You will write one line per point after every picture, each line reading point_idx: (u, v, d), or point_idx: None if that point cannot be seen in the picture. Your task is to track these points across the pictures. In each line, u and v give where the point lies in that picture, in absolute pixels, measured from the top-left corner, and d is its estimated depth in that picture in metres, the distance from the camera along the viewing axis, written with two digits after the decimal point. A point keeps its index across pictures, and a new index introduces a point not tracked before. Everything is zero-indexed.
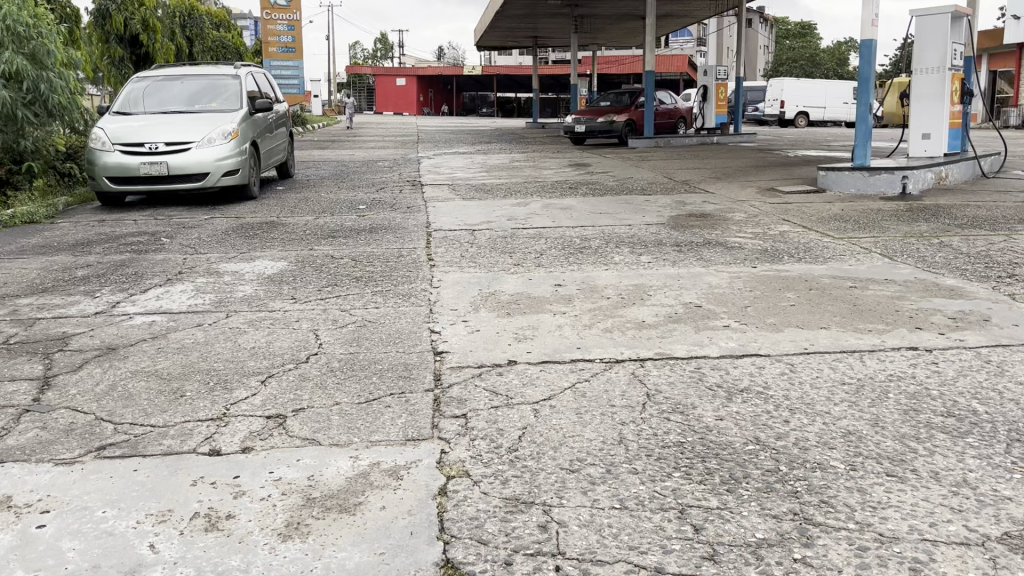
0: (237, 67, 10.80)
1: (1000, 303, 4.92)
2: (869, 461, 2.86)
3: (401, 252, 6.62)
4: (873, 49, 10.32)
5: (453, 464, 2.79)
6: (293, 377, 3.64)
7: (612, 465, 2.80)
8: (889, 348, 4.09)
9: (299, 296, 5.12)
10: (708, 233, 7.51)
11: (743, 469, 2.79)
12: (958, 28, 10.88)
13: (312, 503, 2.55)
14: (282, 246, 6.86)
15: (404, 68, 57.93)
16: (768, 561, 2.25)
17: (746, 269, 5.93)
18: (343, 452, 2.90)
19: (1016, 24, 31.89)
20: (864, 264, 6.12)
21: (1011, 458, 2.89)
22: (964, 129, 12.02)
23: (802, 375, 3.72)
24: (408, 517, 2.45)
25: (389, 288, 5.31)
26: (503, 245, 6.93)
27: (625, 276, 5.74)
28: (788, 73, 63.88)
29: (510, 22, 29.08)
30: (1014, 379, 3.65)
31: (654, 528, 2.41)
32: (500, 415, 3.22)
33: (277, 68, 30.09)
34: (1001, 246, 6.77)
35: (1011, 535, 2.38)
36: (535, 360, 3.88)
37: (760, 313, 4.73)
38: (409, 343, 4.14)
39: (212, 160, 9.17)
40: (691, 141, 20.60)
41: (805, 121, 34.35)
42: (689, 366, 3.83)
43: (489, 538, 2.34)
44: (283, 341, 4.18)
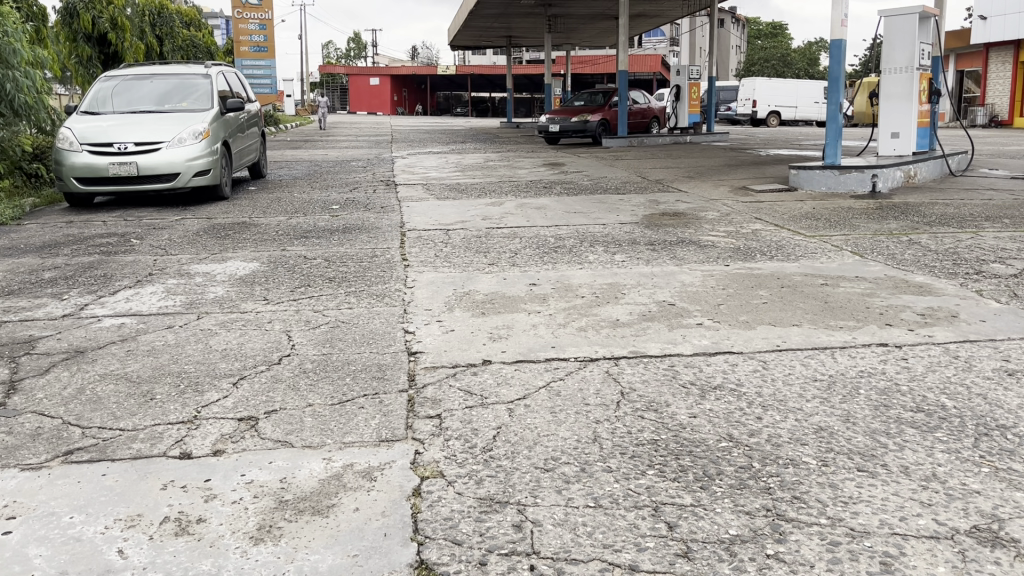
0: (207, 66, 10.69)
1: (967, 300, 5.00)
2: (840, 457, 2.89)
3: (374, 252, 6.60)
4: (842, 49, 10.43)
5: (427, 464, 2.78)
6: (265, 380, 3.60)
7: (587, 464, 2.81)
8: (860, 344, 4.14)
9: (271, 297, 5.08)
10: (682, 232, 7.56)
11: (716, 466, 2.81)
12: (925, 28, 11.03)
13: (285, 506, 2.52)
14: (253, 247, 6.79)
15: (378, 68, 57.74)
16: (741, 557, 2.26)
17: (719, 268, 5.96)
18: (316, 454, 2.88)
19: (983, 24, 32.41)
20: (835, 262, 6.18)
21: (979, 451, 2.93)
22: (932, 128, 12.19)
23: (774, 372, 3.75)
24: (382, 518, 2.44)
25: (363, 289, 5.28)
26: (478, 245, 6.91)
27: (599, 275, 5.76)
28: (759, 74, 64.45)
29: (482, 22, 29.05)
30: (981, 374, 3.70)
31: (629, 526, 2.41)
32: (474, 415, 3.21)
33: (249, 67, 29.92)
34: (969, 243, 6.87)
35: (979, 528, 2.41)
36: (509, 360, 3.87)
37: (732, 311, 4.76)
38: (384, 344, 4.12)
39: (183, 160, 9.07)
40: (665, 140, 20.70)
41: (777, 120, 34.69)
42: (663, 364, 3.84)
43: (464, 538, 2.33)
44: (254, 343, 4.14)
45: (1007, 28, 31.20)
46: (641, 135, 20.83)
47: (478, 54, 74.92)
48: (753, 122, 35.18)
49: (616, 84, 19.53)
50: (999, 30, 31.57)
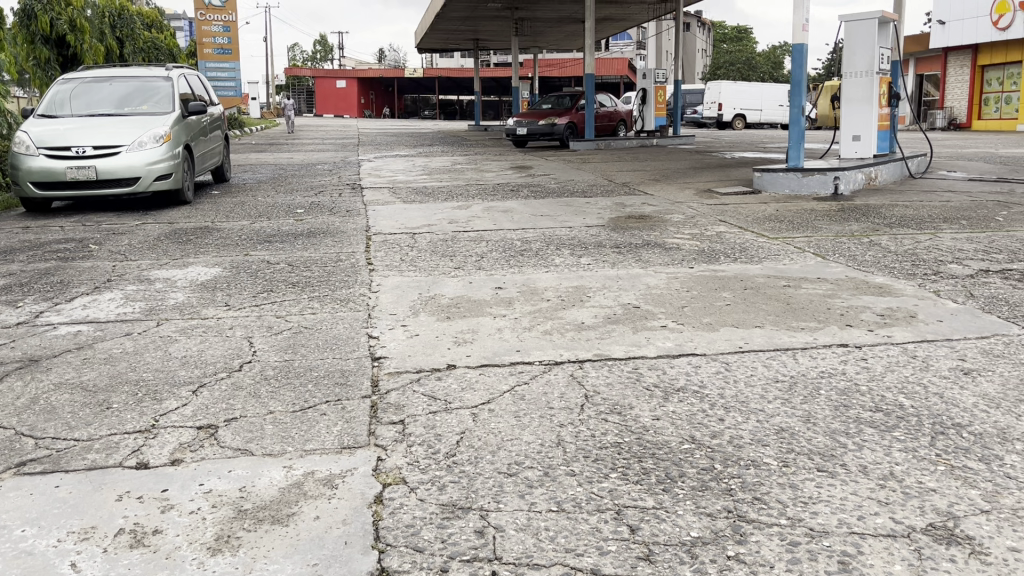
0: (169, 69, 10.54)
1: (925, 301, 5.08)
2: (801, 457, 2.92)
3: (339, 257, 6.54)
4: (803, 53, 10.57)
5: (389, 471, 2.76)
6: (225, 387, 3.55)
7: (550, 468, 2.81)
8: (821, 345, 4.19)
9: (233, 303, 5.02)
10: (647, 234, 7.61)
11: (678, 468, 2.82)
12: (885, 32, 11.21)
13: (244, 515, 2.49)
14: (215, 252, 6.72)
15: (345, 70, 57.43)
16: (703, 559, 2.28)
17: (683, 270, 6.01)
18: (277, 462, 2.84)
19: (942, 29, 33.04)
20: (798, 264, 6.25)
21: (935, 450, 2.98)
22: (892, 131, 12.40)
23: (737, 373, 3.78)
24: (342, 527, 2.42)
25: (327, 294, 5.24)
26: (444, 249, 6.89)
27: (565, 278, 5.77)
28: (724, 77, 65.20)
29: (450, 25, 29.02)
30: (938, 373, 3.77)
31: (591, 530, 2.41)
32: (438, 420, 3.20)
33: (213, 70, 29.59)
34: (927, 245, 6.99)
35: (935, 526, 2.45)
36: (474, 364, 3.87)
37: (696, 313, 4.80)
38: (347, 349, 4.09)
39: (143, 164, 8.94)
40: (631, 143, 20.82)
41: (742, 123, 35.06)
42: (627, 367, 3.86)
43: (426, 545, 2.31)
44: (215, 349, 4.09)
45: (965, 32, 31.83)
46: (608, 138, 20.93)
47: (446, 57, 74.80)
48: (718, 125, 35.52)
49: (583, 87, 19.61)
50: (957, 34, 32.22)
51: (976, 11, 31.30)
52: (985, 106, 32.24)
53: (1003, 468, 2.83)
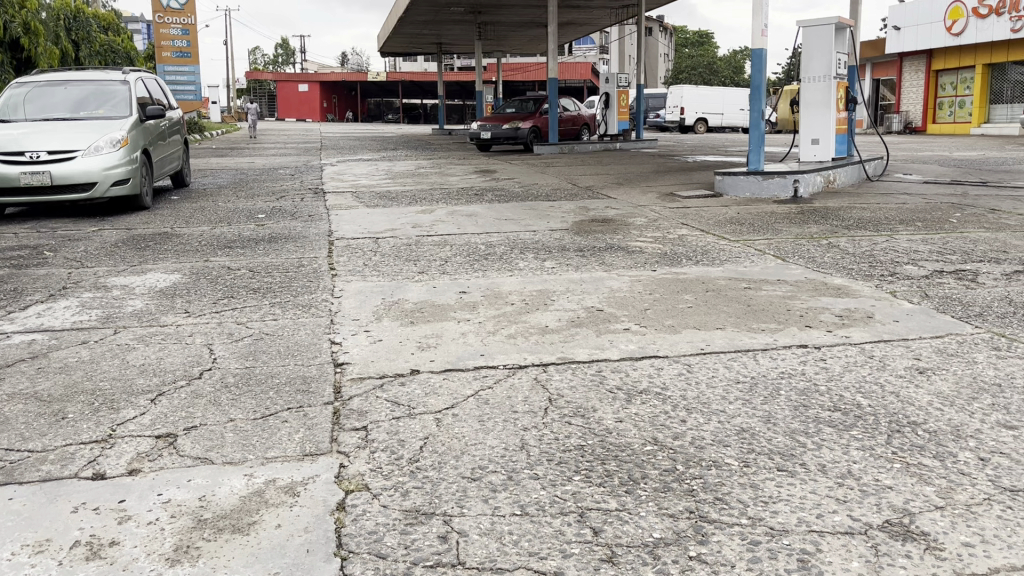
0: (125, 73, 10.35)
1: (882, 301, 5.17)
2: (761, 457, 2.95)
3: (301, 262, 6.49)
4: (763, 58, 10.71)
5: (352, 478, 2.75)
6: (185, 396, 3.50)
7: (513, 472, 2.81)
8: (781, 347, 4.25)
9: (193, 309, 4.96)
10: (611, 238, 7.66)
11: (641, 469, 2.84)
12: (841, 38, 11.42)
13: (203, 525, 2.46)
14: (175, 258, 6.63)
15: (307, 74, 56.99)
16: (665, 560, 2.29)
17: (646, 273, 6.06)
18: (237, 471, 2.81)
19: (897, 34, 33.73)
20: (758, 266, 6.34)
21: (891, 448, 3.03)
22: (850, 135, 12.62)
23: (698, 375, 3.82)
24: (304, 534, 2.40)
25: (288, 300, 5.19)
26: (407, 253, 6.85)
27: (529, 282, 5.78)
28: (685, 82, 65.92)
29: (413, 29, 28.97)
30: (894, 372, 3.85)
31: (555, 533, 2.42)
32: (401, 426, 3.18)
33: (171, 73, 29.25)
34: (884, 246, 7.13)
35: (891, 523, 2.50)
36: (438, 369, 3.86)
37: (659, 315, 4.85)
38: (309, 356, 4.05)
39: (100, 169, 8.79)
40: (595, 147, 20.95)
41: (704, 127, 35.41)
42: (591, 369, 3.88)
43: (388, 552, 2.30)
44: (174, 357, 4.03)
45: (920, 38, 32.52)
46: (572, 143, 21.02)
47: (409, 61, 74.57)
48: (681, 129, 35.85)
49: (546, 91, 19.67)
50: (912, 40, 32.90)
51: (931, 17, 31.98)
52: (939, 110, 32.89)
53: (957, 465, 2.89)
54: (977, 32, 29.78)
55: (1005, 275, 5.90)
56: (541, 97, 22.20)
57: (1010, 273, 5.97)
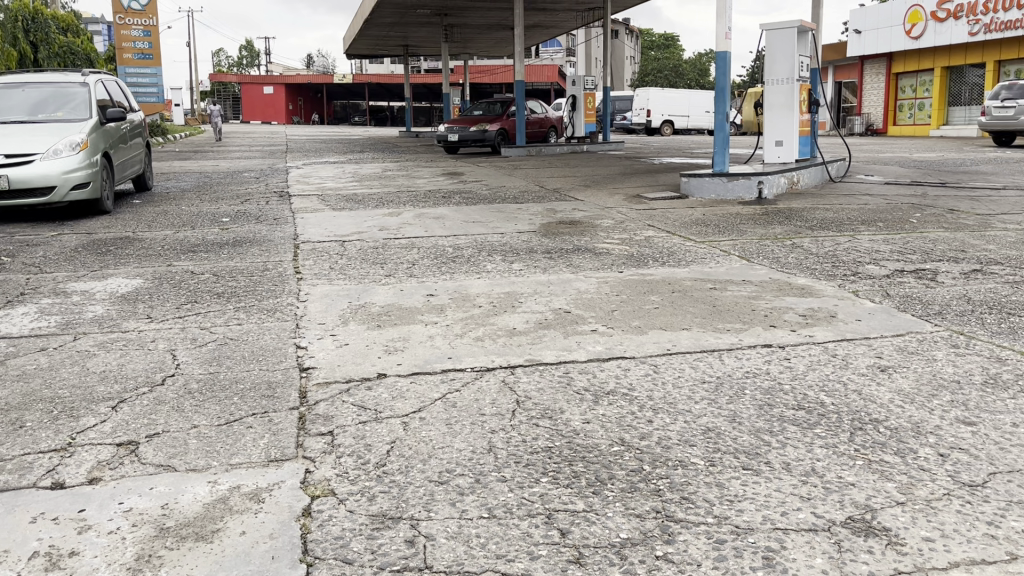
0: (85, 75, 10.17)
1: (845, 300, 5.25)
2: (727, 456, 2.98)
3: (267, 266, 6.42)
4: (727, 61, 10.81)
5: (318, 484, 2.72)
6: (147, 402, 3.45)
7: (481, 475, 2.81)
8: (746, 346, 4.29)
9: (156, 315, 4.89)
10: (578, 239, 7.69)
11: (608, 470, 2.85)
12: (804, 41, 11.58)
13: (166, 533, 2.43)
14: (136, 263, 6.53)
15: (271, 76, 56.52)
16: (632, 560, 2.30)
17: (613, 274, 6.09)
18: (201, 478, 2.77)
19: (858, 38, 34.26)
20: (724, 266, 6.40)
21: (854, 445, 3.08)
22: (812, 137, 12.79)
23: (665, 375, 3.85)
24: (270, 541, 2.37)
25: (253, 304, 5.14)
26: (374, 256, 6.82)
27: (496, 284, 5.78)
28: (651, 84, 66.46)
29: (378, 31, 28.86)
30: (857, 371, 3.90)
31: (522, 535, 2.42)
32: (368, 430, 3.16)
33: (133, 75, 28.87)
34: (846, 246, 7.24)
35: (854, 519, 2.53)
36: (405, 372, 3.84)
37: (626, 316, 4.89)
38: (274, 360, 4.02)
39: (59, 173, 8.63)
40: (562, 149, 21.02)
41: (670, 129, 35.67)
42: (559, 370, 3.89)
43: (355, 557, 2.29)
44: (136, 363, 3.97)
45: (880, 41, 33.07)
46: (539, 144, 21.06)
47: (375, 62, 74.06)
48: (647, 131, 36.09)
49: (513, 94, 19.69)
50: (873, 43, 33.43)
51: (891, 21, 32.57)
52: (900, 111, 33.47)
53: (917, 461, 2.94)
54: (936, 35, 30.45)
55: (964, 274, 6.01)
56: (508, 100, 22.22)
57: (968, 272, 6.09)
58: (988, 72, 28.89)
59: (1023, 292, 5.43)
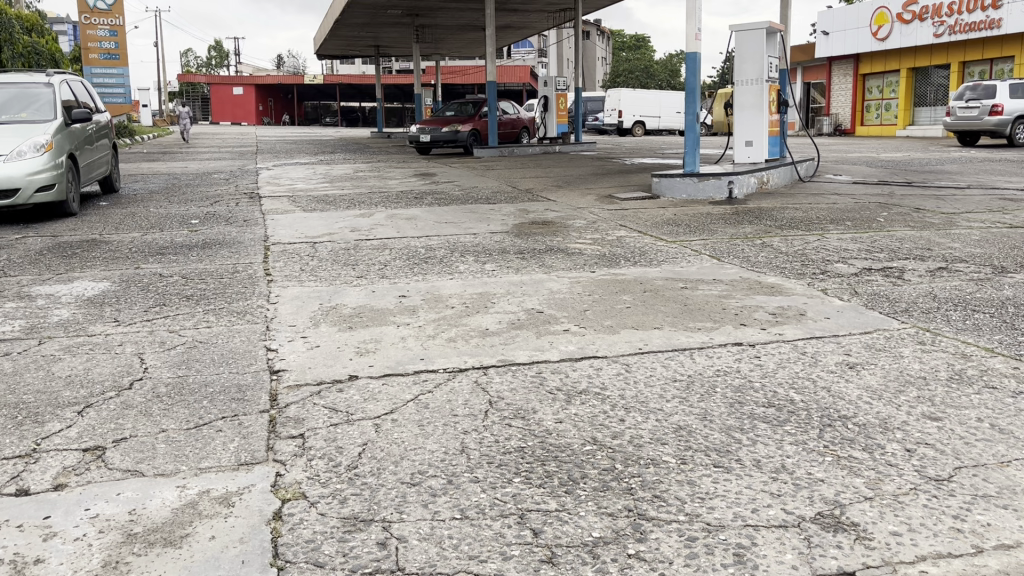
0: (48, 75, 10.01)
1: (814, 299, 5.31)
2: (698, 454, 3.00)
3: (236, 268, 6.36)
4: (697, 61, 10.88)
5: (288, 487, 2.70)
6: (114, 407, 3.40)
7: (453, 476, 2.80)
8: (716, 344, 4.32)
9: (123, 318, 4.82)
10: (551, 239, 7.71)
11: (580, 469, 2.86)
12: (772, 42, 11.69)
13: (134, 539, 2.39)
14: (103, 266, 6.44)
15: (241, 76, 56.04)
16: (604, 559, 2.31)
17: (586, 274, 6.11)
18: (169, 482, 2.74)
19: (825, 39, 34.67)
20: (695, 265, 6.45)
21: (823, 442, 3.11)
22: (781, 137, 12.92)
23: (637, 374, 3.86)
24: (239, 545, 2.35)
25: (223, 306, 5.09)
26: (346, 258, 6.78)
27: (468, 285, 5.78)
28: (624, 85, 66.82)
29: (350, 31, 28.71)
30: (826, 368, 3.94)
31: (495, 535, 2.42)
32: (339, 433, 3.14)
33: (99, 75, 28.50)
34: (814, 245, 7.32)
35: (823, 515, 2.56)
36: (377, 374, 3.82)
37: (598, 316, 4.90)
38: (244, 363, 3.98)
39: (22, 174, 8.50)
40: (534, 149, 21.05)
41: (642, 129, 35.85)
42: (531, 371, 3.89)
43: (326, 560, 2.27)
44: (103, 367, 3.92)
45: (847, 43, 33.48)
46: (511, 145, 21.07)
47: (346, 62, 73.77)
48: (619, 131, 36.23)
49: (485, 94, 19.69)
50: (840, 44, 33.84)
51: (858, 22, 32.99)
52: (867, 112, 33.92)
53: (885, 456, 2.98)
54: (902, 36, 30.91)
55: (930, 272, 6.10)
56: (480, 101, 22.21)
57: (934, 270, 6.19)
58: (953, 73, 29.39)
59: (986, 289, 5.52)
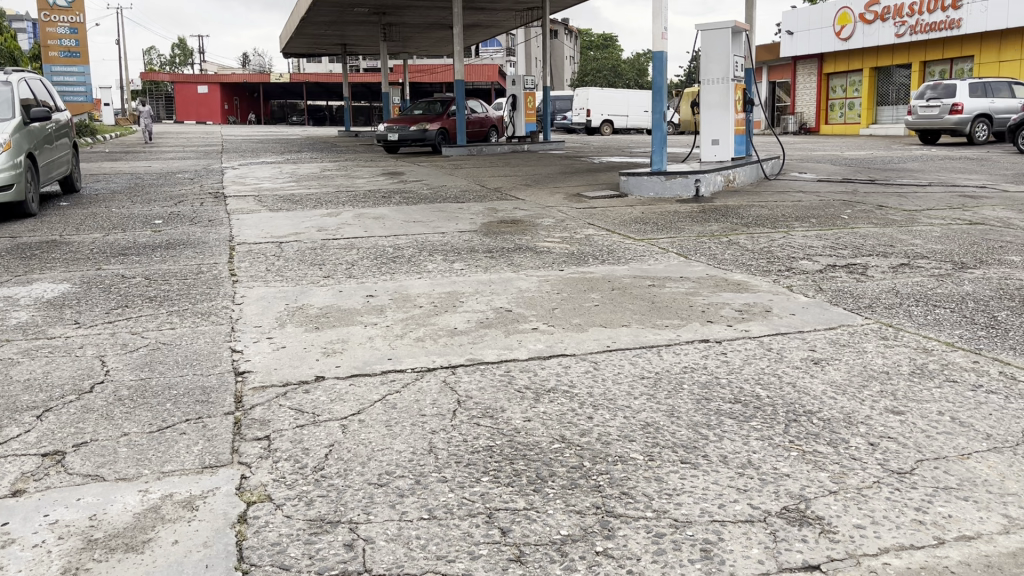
0: (6, 74, 9.79)
1: (779, 295, 5.36)
2: (666, 451, 3.01)
3: (200, 268, 6.27)
4: (663, 61, 10.94)
5: (254, 489, 2.67)
6: (74, 411, 3.34)
7: (421, 476, 2.78)
8: (684, 342, 4.35)
9: (84, 320, 4.74)
10: (519, 238, 7.72)
11: (549, 467, 2.86)
12: (737, 41, 11.78)
13: (95, 545, 2.35)
14: (64, 267, 6.33)
15: (206, 75, 55.41)
16: (571, 556, 2.31)
17: (554, 273, 6.12)
18: (131, 486, 2.70)
19: (790, 39, 35.05)
20: (662, 263, 6.48)
21: (788, 437, 3.14)
22: (747, 136, 13.04)
23: (605, 371, 3.88)
24: (203, 549, 2.32)
25: (187, 307, 5.02)
26: (312, 257, 6.72)
27: (437, 284, 5.76)
28: (592, 83, 67.13)
29: (316, 29, 28.50)
30: (791, 364, 3.98)
31: (462, 535, 2.41)
32: (305, 434, 3.11)
33: (59, 73, 28.05)
34: (780, 242, 7.40)
35: (788, 509, 2.58)
36: (344, 375, 3.79)
37: (566, 314, 4.90)
38: (208, 365, 3.93)
39: None
40: (503, 148, 21.04)
41: (610, 129, 36.00)
42: (500, 369, 3.89)
43: (292, 563, 2.25)
44: (63, 370, 3.84)
45: (811, 42, 33.89)
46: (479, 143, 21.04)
47: (312, 61, 73.24)
48: (587, 130, 36.37)
49: (453, 93, 19.63)
50: (805, 44, 34.24)
51: (822, 22, 33.36)
52: (831, 111, 34.36)
53: (849, 450, 3.02)
54: (864, 36, 31.28)
55: (892, 269, 6.19)
56: (448, 100, 22.14)
57: (897, 266, 6.27)
58: (914, 73, 29.85)
59: (947, 284, 5.61)
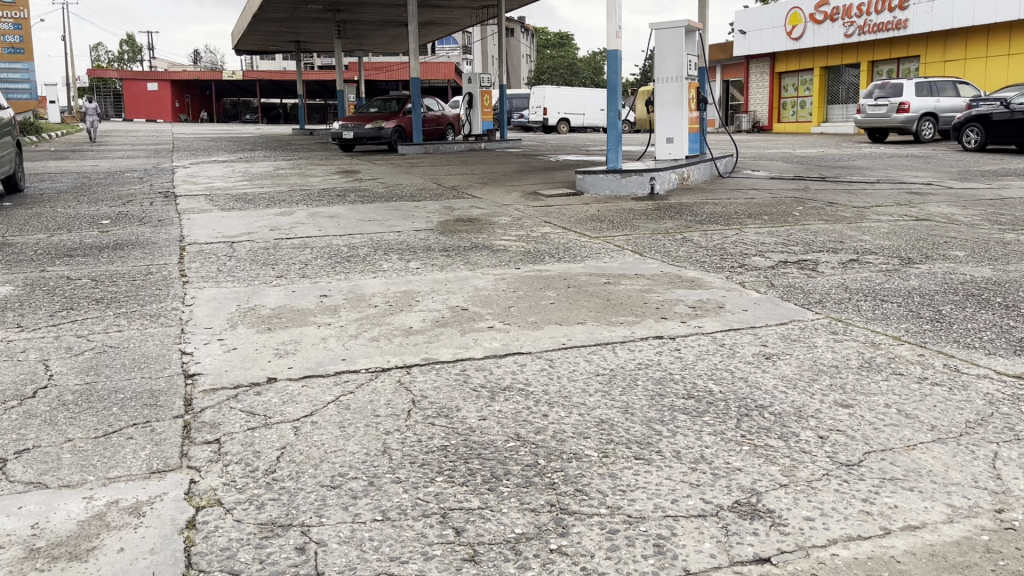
0: None
1: (732, 292, 5.42)
2: (620, 447, 3.03)
3: (149, 269, 6.16)
4: (618, 60, 11.00)
5: (203, 494, 2.62)
6: (16, 416, 3.24)
7: (374, 477, 2.76)
8: (638, 338, 4.37)
9: (27, 323, 4.62)
10: (475, 237, 7.70)
11: (504, 466, 2.86)
12: (691, 41, 11.89)
13: (37, 554, 2.29)
14: (6, 268, 6.17)
15: (156, 72, 54.42)
16: (526, 555, 2.31)
17: (511, 271, 6.12)
18: (76, 493, 2.63)
19: (743, 38, 35.51)
20: (618, 261, 6.53)
21: (740, 431, 3.18)
22: (701, 134, 13.17)
23: (560, 369, 3.88)
24: (150, 556, 2.27)
25: (135, 309, 4.92)
26: (264, 257, 6.63)
27: (392, 283, 5.72)
28: (549, 82, 67.32)
29: (269, 26, 28.11)
30: (743, 359, 4.03)
31: (416, 536, 2.40)
32: (257, 437, 3.07)
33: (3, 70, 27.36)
34: (734, 239, 7.49)
35: (740, 503, 2.62)
36: (297, 376, 3.74)
37: (522, 312, 4.90)
38: (157, 368, 3.84)
39: None
40: (459, 146, 20.99)
41: (566, 127, 36.09)
42: (454, 369, 3.87)
43: (241, 568, 2.22)
44: (4, 375, 3.74)
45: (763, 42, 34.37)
46: (435, 142, 20.95)
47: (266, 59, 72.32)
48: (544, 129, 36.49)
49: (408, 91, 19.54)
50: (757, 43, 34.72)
51: (773, 22, 33.85)
52: (783, 109, 34.90)
53: (799, 444, 3.06)
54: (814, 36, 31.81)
55: (842, 264, 6.30)
56: (404, 98, 22.00)
57: (845, 262, 6.39)
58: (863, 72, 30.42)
59: (894, 279, 5.73)
